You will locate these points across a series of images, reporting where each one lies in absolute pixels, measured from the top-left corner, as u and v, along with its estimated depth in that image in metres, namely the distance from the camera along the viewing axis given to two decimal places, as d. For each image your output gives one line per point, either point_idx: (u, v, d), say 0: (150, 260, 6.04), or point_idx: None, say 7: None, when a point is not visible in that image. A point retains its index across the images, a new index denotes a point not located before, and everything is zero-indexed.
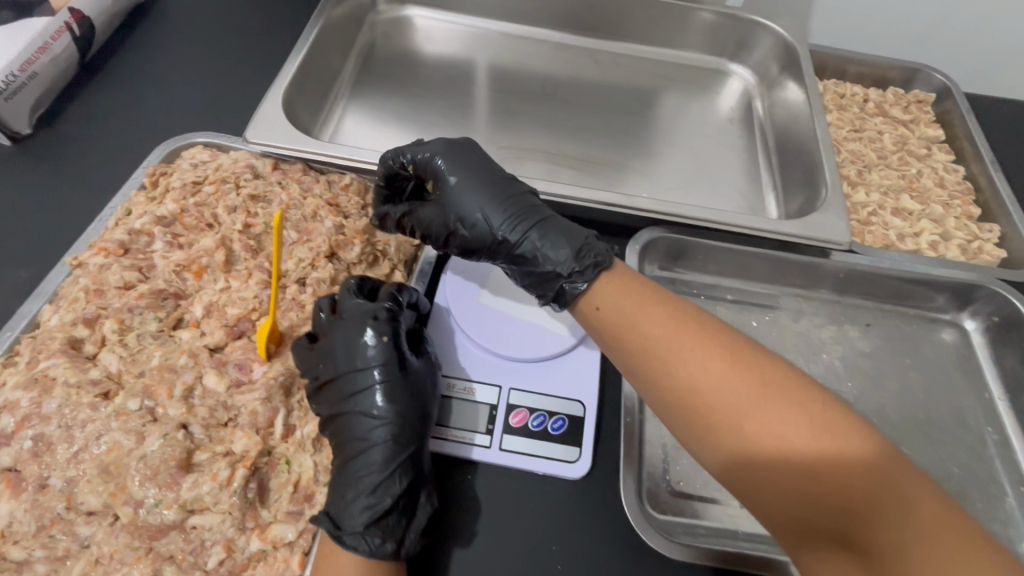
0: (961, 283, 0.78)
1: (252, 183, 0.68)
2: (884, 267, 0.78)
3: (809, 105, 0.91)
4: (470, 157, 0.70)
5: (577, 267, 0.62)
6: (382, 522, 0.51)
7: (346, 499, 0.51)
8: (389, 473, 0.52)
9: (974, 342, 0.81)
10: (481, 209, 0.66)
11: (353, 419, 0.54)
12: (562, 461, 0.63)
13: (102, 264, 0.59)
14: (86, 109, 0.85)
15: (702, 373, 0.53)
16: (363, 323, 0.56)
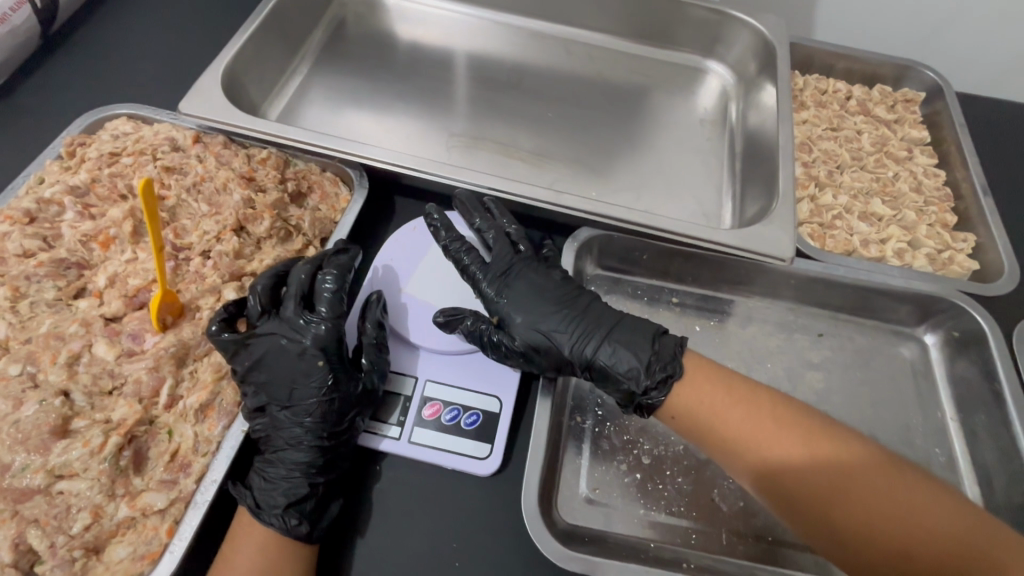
0: (925, 295, 0.73)
1: (169, 155, 0.72)
2: (834, 272, 0.73)
3: (778, 107, 0.86)
4: (520, 276, 0.67)
5: (651, 382, 0.59)
6: (299, 505, 0.53)
7: (272, 482, 0.54)
8: (315, 469, 0.55)
9: (933, 359, 0.75)
10: (550, 321, 0.63)
11: (287, 421, 0.56)
12: (472, 457, 0.60)
13: (5, 232, 0.62)
14: (40, 81, 0.86)
15: (766, 440, 0.57)
16: (303, 335, 0.58)
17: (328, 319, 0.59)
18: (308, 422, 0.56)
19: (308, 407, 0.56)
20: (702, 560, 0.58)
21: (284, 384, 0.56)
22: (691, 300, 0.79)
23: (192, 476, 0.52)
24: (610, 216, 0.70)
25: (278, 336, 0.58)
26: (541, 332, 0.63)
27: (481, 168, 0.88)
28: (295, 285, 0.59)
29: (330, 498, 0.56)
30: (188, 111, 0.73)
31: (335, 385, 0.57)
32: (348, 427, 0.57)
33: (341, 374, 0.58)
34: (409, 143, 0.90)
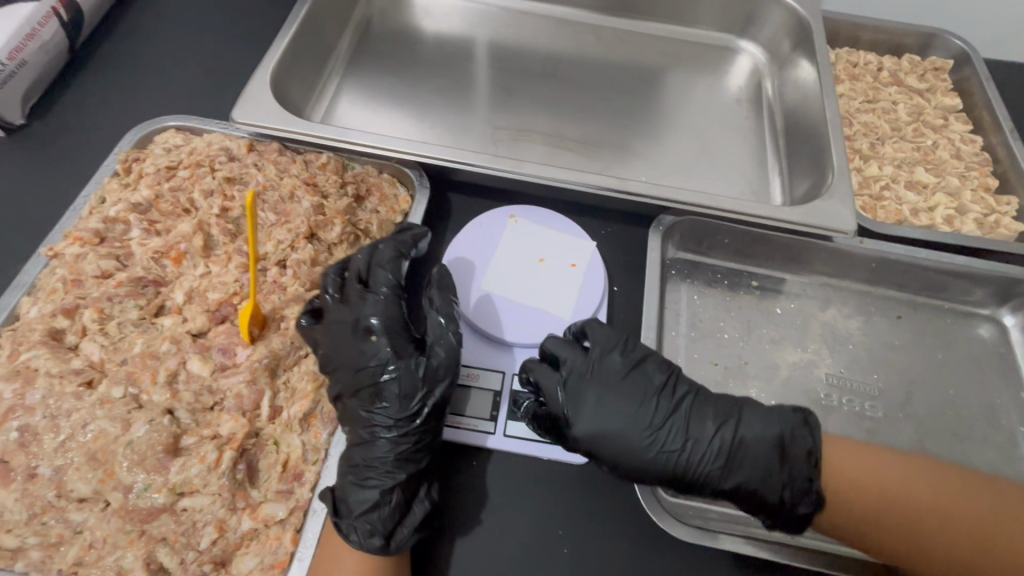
0: (1006, 276, 0.74)
1: (228, 166, 0.71)
2: (916, 254, 0.75)
3: (820, 83, 0.87)
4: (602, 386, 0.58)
5: (796, 497, 0.53)
6: (372, 515, 0.51)
7: (347, 486, 0.52)
8: (393, 466, 0.53)
9: (1013, 339, 0.77)
10: (658, 442, 0.55)
11: (360, 406, 0.55)
12: (567, 446, 0.61)
13: (78, 254, 0.61)
14: (75, 96, 0.84)
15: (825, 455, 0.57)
16: (364, 315, 0.58)
17: (387, 297, 0.60)
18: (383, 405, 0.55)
19: (381, 389, 0.56)
20: (800, 531, 0.60)
21: (352, 365, 0.56)
22: (766, 281, 0.80)
23: (307, 485, 0.52)
24: (677, 199, 0.71)
25: (342, 318, 0.58)
26: (657, 466, 0.55)
27: (529, 159, 0.88)
28: (353, 268, 0.61)
29: (413, 495, 0.53)
30: (242, 119, 0.72)
31: (401, 363, 0.57)
32: (418, 411, 0.54)
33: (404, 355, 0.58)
34: (454, 139, 0.89)
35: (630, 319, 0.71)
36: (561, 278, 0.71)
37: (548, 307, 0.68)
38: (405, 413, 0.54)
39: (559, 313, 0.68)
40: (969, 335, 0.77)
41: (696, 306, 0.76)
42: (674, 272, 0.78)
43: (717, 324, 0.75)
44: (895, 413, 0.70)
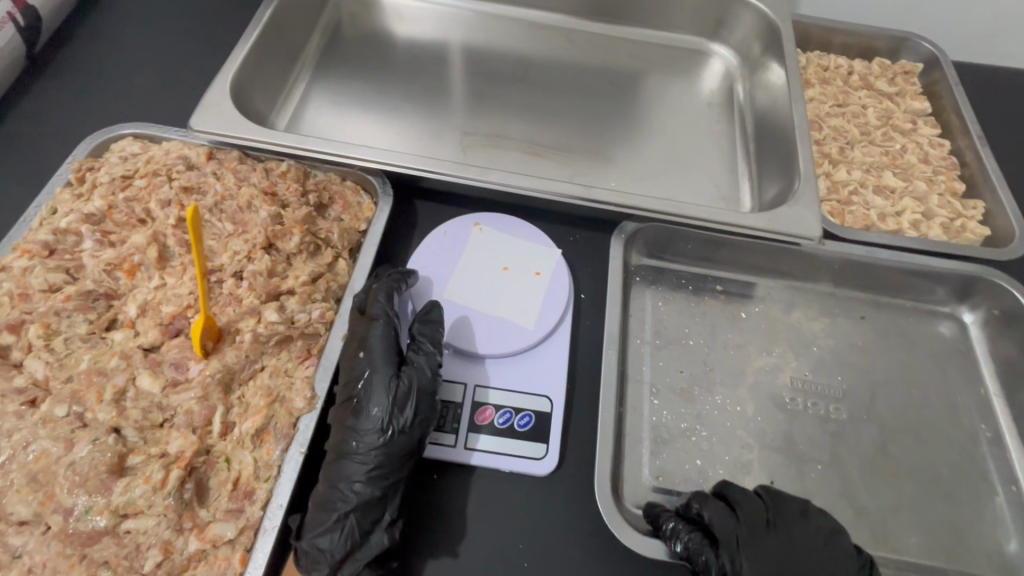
0: (962, 274, 0.75)
1: (185, 175, 0.69)
2: (875, 256, 0.76)
3: (789, 87, 0.87)
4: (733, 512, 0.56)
5: None
6: (326, 538, 0.50)
7: (314, 504, 0.52)
8: (356, 488, 0.51)
9: (973, 336, 0.77)
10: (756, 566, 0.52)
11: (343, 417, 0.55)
12: (529, 459, 0.60)
13: (26, 267, 0.60)
14: (32, 103, 0.82)
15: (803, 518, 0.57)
16: (361, 334, 0.59)
17: (386, 317, 0.60)
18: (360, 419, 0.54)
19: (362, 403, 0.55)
20: None
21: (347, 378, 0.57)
22: (732, 286, 0.79)
23: (258, 503, 0.51)
24: (641, 205, 0.70)
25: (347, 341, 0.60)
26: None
27: (499, 164, 0.87)
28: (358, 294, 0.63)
29: (373, 526, 0.51)
30: (200, 127, 0.71)
31: (383, 381, 0.55)
32: (391, 431, 0.53)
33: (390, 371, 0.56)
34: (422, 144, 0.88)
35: (596, 326, 0.71)
36: (527, 286, 0.70)
37: (510, 316, 0.67)
38: (380, 429, 0.53)
39: (524, 322, 0.67)
40: (937, 339, 0.77)
41: (661, 313, 0.76)
42: (638, 278, 0.78)
43: (682, 330, 0.75)
44: (858, 417, 0.70)
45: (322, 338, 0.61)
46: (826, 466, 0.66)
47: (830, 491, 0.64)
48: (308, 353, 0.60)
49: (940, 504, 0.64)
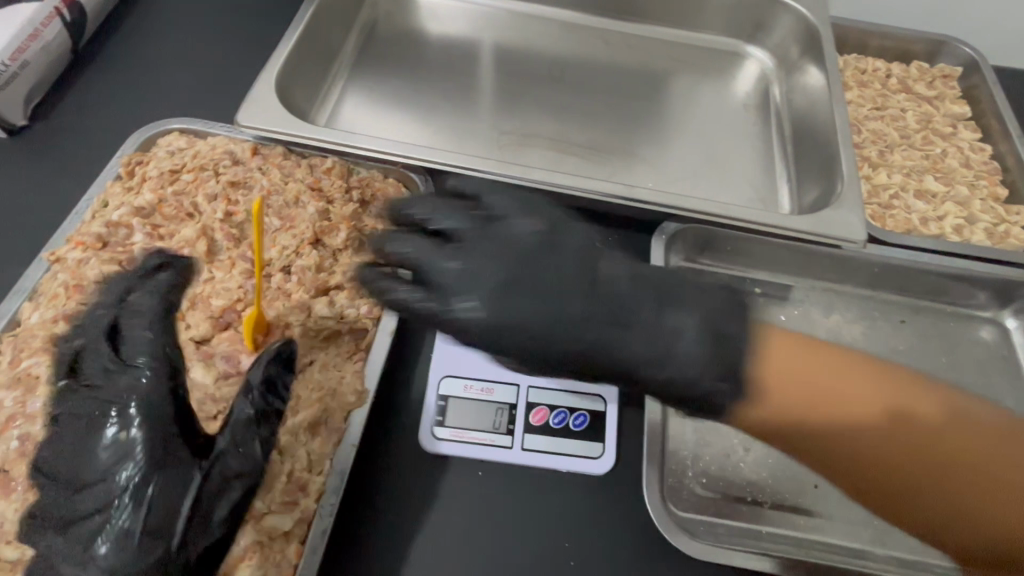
0: (1006, 279, 0.74)
1: (232, 170, 0.70)
2: (918, 259, 0.75)
3: (829, 90, 0.87)
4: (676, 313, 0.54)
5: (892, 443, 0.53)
6: None
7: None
8: None
9: (1015, 342, 0.76)
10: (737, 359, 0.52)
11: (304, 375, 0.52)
12: (585, 457, 0.61)
13: (80, 259, 0.61)
14: (77, 98, 0.83)
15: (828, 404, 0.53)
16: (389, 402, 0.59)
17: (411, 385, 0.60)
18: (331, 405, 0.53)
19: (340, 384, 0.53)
20: (815, 544, 0.59)
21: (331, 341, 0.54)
22: (772, 289, 0.78)
23: (312, 495, 0.52)
24: (686, 206, 0.70)
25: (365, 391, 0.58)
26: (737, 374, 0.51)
27: (536, 164, 0.87)
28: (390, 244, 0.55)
29: None
30: (246, 123, 0.71)
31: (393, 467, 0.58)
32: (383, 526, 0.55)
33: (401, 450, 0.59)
34: (459, 142, 0.88)
35: None
36: None
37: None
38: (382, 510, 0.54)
39: None
40: (980, 345, 0.76)
41: None
42: None
43: None
44: None
45: (371, 332, 0.61)
46: None
47: None
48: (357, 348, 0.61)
49: None
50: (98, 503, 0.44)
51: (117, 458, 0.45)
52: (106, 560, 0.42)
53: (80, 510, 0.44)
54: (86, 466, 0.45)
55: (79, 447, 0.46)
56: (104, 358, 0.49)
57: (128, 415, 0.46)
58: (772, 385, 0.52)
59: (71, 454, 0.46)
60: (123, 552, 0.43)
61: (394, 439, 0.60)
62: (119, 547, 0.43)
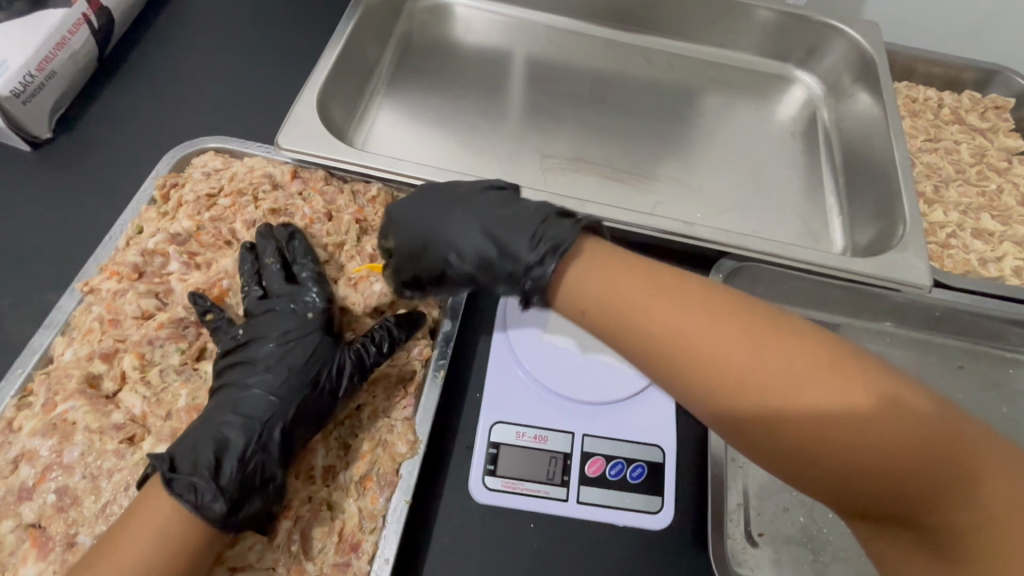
0: None
1: (272, 196, 0.66)
2: (983, 305, 0.72)
3: (887, 122, 0.84)
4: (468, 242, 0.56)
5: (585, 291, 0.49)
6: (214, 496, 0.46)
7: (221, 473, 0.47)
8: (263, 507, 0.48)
9: None
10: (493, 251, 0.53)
11: (411, 230, 0.56)
12: (644, 512, 0.58)
13: (116, 290, 0.57)
14: (103, 107, 0.78)
15: (729, 354, 0.39)
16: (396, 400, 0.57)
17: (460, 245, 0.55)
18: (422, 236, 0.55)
19: (435, 227, 0.55)
20: None
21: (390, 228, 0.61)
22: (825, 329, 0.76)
23: (365, 557, 0.49)
24: (744, 246, 0.69)
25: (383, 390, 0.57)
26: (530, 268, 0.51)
27: (581, 191, 0.84)
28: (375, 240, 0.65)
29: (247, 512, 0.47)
30: (287, 146, 0.69)
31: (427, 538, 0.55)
32: None
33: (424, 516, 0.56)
34: (501, 165, 0.85)
35: None
36: None
37: (614, 361, 0.64)
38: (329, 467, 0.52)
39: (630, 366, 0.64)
40: None
41: None
42: None
43: None
44: None
45: (419, 376, 0.58)
46: None
47: None
48: (405, 393, 0.58)
49: None
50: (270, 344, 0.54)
51: (295, 315, 0.56)
52: (270, 385, 0.52)
53: (255, 351, 0.54)
54: (264, 325, 0.56)
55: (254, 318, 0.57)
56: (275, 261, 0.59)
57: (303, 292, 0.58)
58: (703, 324, 0.40)
59: (254, 321, 0.57)
60: (286, 376, 0.53)
61: (444, 490, 0.57)
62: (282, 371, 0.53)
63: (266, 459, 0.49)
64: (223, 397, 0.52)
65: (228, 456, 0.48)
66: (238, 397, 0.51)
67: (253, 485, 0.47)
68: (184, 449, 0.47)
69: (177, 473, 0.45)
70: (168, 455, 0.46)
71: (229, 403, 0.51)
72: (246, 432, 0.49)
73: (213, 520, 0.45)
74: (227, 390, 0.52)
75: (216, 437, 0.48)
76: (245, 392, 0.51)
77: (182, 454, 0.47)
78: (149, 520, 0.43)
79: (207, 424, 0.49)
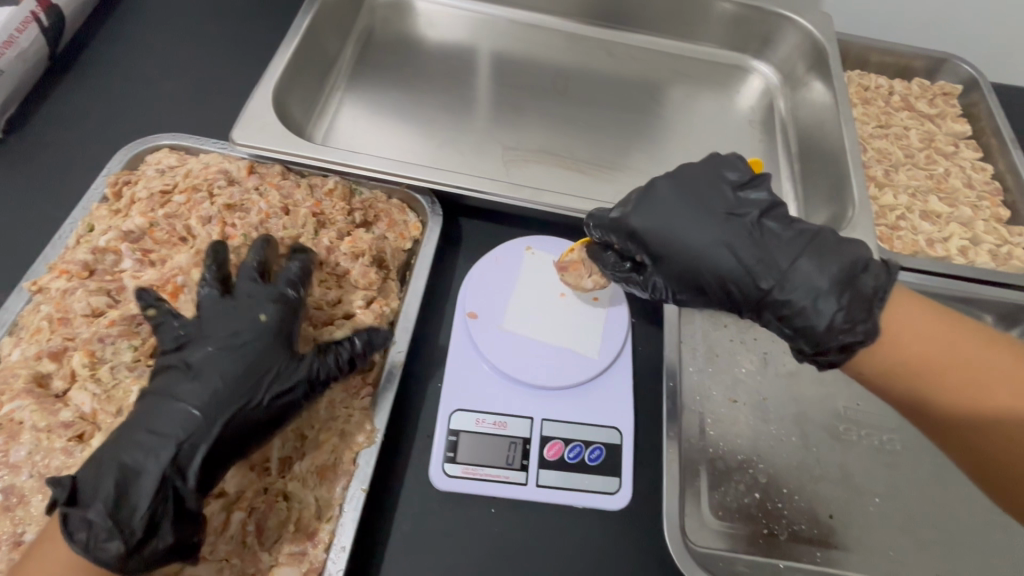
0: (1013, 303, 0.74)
1: (227, 191, 0.66)
2: (927, 283, 0.74)
3: (837, 109, 0.86)
4: (690, 222, 0.54)
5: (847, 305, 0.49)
6: (72, 515, 0.42)
7: (99, 475, 0.44)
8: (120, 525, 0.43)
9: None
10: (730, 251, 0.53)
11: (663, 228, 0.55)
12: (602, 493, 0.59)
13: (65, 289, 0.57)
14: (54, 106, 0.77)
15: (933, 357, 0.48)
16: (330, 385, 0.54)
17: (730, 250, 0.53)
18: (697, 235, 0.53)
19: (685, 233, 0.54)
20: None
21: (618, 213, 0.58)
22: None
23: (322, 545, 0.49)
24: None
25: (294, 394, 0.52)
26: (779, 292, 0.51)
27: (541, 182, 0.85)
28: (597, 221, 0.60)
29: (98, 540, 0.42)
30: (243, 142, 0.68)
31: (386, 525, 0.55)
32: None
33: (384, 504, 0.56)
34: (464, 158, 0.86)
35: (650, 353, 0.69)
36: (586, 313, 0.68)
37: (572, 347, 0.65)
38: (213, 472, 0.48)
39: (587, 351, 0.65)
40: None
41: (713, 335, 0.72)
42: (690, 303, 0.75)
43: (735, 356, 0.71)
44: (912, 444, 0.68)
45: (378, 366, 0.59)
46: (884, 497, 0.64)
47: (894, 524, 0.63)
48: (364, 382, 0.58)
49: (1000, 533, 0.63)
50: (223, 332, 0.52)
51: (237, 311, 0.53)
52: (214, 385, 0.49)
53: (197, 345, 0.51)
54: (221, 301, 0.54)
55: (214, 303, 0.54)
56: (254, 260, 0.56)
57: (278, 298, 0.54)
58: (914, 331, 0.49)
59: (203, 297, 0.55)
60: (228, 383, 0.50)
61: (404, 478, 0.58)
62: (225, 378, 0.50)
63: (178, 484, 0.46)
64: (163, 379, 0.50)
65: (127, 493, 0.44)
66: (163, 408, 0.48)
67: (158, 521, 0.44)
68: (88, 474, 0.44)
69: (75, 507, 0.42)
70: (68, 483, 0.43)
71: (158, 410, 0.48)
72: (161, 453, 0.46)
73: (106, 564, 0.42)
74: (166, 378, 0.50)
75: (129, 455, 0.46)
76: (180, 398, 0.48)
77: (84, 481, 0.44)
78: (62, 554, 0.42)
79: (117, 446, 0.46)
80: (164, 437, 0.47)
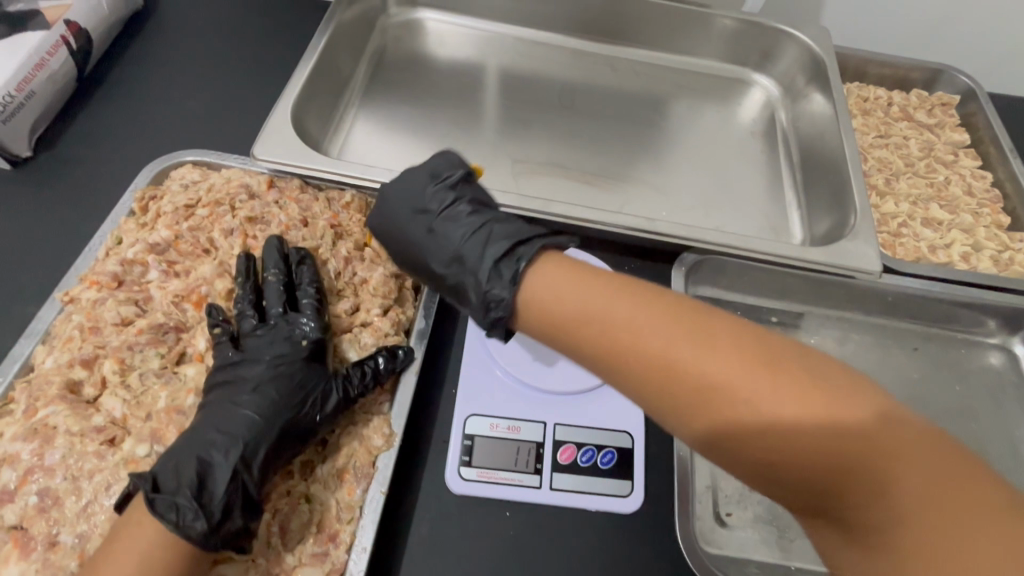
0: (1017, 308, 0.75)
1: (248, 205, 0.68)
2: (932, 289, 0.76)
3: (837, 120, 0.89)
4: (401, 212, 0.60)
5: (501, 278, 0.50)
6: (157, 503, 0.46)
7: (179, 470, 0.48)
8: (205, 508, 0.47)
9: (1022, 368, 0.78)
10: (422, 236, 0.58)
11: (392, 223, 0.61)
12: (614, 496, 0.60)
13: (95, 299, 0.59)
14: (82, 125, 0.80)
15: (688, 358, 0.40)
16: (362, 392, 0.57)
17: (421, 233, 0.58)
18: (408, 230, 0.59)
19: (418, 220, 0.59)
20: None
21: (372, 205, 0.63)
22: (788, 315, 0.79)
23: (343, 546, 0.51)
24: (705, 237, 0.72)
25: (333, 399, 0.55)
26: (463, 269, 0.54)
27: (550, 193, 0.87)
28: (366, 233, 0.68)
29: (183, 523, 0.46)
30: (264, 156, 0.72)
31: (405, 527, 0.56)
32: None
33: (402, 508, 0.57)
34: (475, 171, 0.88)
35: None
36: None
37: None
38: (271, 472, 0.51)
39: None
40: (988, 369, 0.77)
41: None
42: None
43: None
44: None
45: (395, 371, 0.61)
46: None
47: None
48: (382, 389, 0.60)
49: None
50: (268, 356, 0.57)
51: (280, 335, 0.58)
52: (255, 407, 0.53)
53: (245, 370, 0.56)
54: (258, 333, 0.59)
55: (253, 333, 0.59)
56: (275, 272, 0.61)
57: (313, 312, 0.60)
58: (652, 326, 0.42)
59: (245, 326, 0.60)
60: (281, 393, 0.55)
61: (422, 481, 0.59)
62: (278, 392, 0.55)
63: (247, 478, 0.49)
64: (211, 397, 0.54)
65: (207, 484, 0.48)
66: (229, 415, 0.52)
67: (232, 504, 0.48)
68: (166, 467, 0.48)
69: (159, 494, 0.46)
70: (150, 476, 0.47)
71: (220, 415, 0.52)
72: (231, 451, 0.50)
73: (194, 540, 0.45)
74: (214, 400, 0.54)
75: (202, 449, 0.50)
76: (240, 405, 0.53)
77: (164, 473, 0.48)
78: (130, 546, 0.44)
79: (190, 445, 0.50)
80: (231, 435, 0.51)
